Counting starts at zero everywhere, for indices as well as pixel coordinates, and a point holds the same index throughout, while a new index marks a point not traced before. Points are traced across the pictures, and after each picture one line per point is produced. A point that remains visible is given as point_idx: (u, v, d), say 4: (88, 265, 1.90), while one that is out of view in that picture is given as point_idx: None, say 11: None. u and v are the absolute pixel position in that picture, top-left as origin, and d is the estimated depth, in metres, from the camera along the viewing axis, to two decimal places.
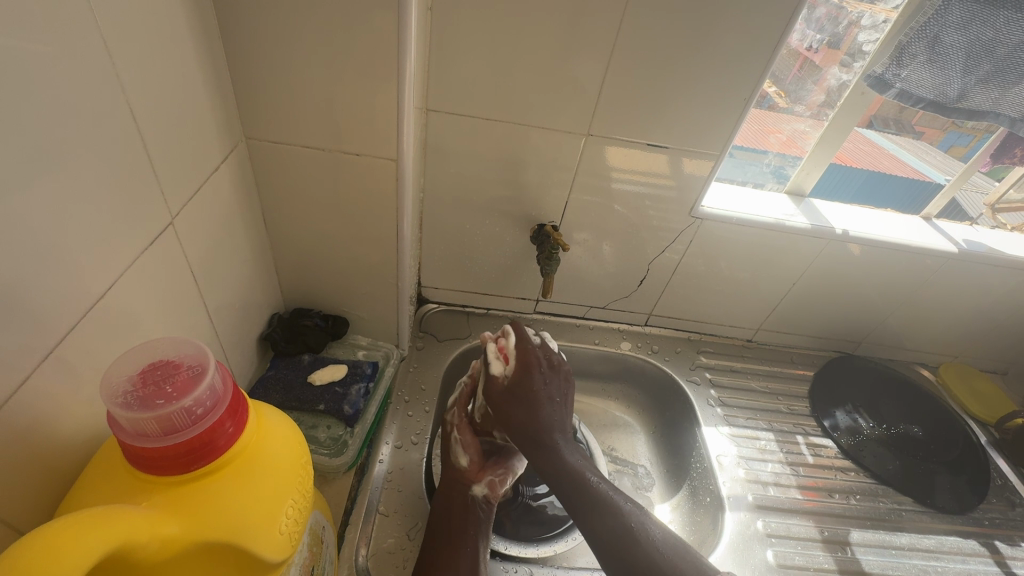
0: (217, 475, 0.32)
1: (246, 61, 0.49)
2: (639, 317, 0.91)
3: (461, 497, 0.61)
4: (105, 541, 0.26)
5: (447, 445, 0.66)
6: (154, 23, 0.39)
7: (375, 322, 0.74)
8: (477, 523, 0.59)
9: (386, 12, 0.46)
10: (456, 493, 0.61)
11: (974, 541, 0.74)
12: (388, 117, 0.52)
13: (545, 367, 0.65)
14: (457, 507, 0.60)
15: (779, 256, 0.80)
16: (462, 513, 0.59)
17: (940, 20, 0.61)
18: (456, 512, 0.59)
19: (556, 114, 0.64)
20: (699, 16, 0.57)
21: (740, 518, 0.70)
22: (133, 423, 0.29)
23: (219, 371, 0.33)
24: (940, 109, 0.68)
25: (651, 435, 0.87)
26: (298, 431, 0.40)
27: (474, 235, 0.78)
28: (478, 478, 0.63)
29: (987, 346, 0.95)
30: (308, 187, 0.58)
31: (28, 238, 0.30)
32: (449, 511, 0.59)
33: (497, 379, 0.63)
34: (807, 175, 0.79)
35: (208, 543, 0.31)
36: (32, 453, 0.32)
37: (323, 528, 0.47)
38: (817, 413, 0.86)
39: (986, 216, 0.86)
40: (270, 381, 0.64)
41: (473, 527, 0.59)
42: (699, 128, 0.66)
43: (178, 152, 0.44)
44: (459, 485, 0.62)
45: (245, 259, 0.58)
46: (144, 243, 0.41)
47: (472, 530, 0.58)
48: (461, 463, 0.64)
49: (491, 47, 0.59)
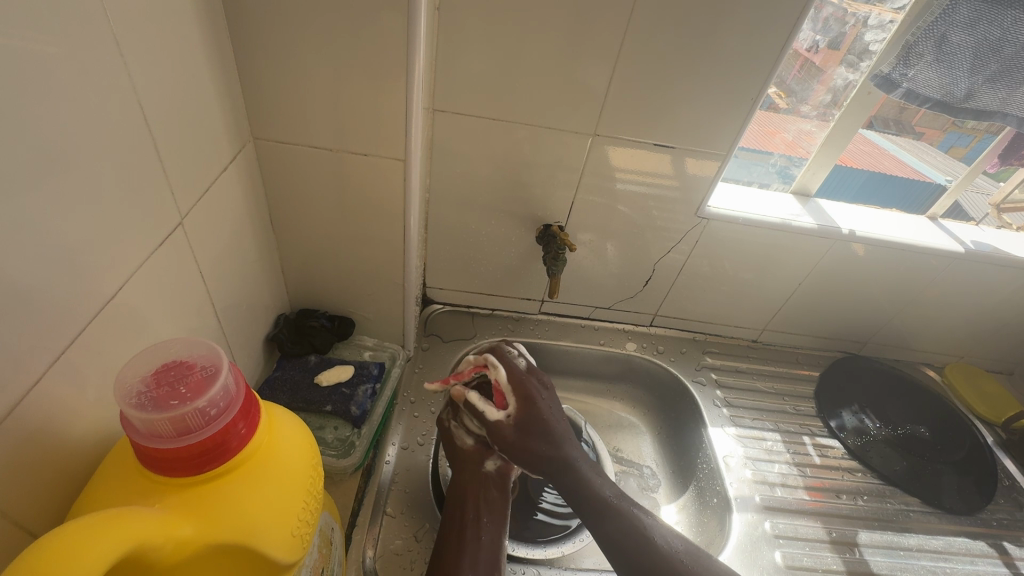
0: (229, 477, 0.32)
1: (254, 61, 0.49)
2: (644, 318, 0.90)
3: (475, 475, 0.61)
4: (121, 543, 0.26)
5: (449, 432, 0.65)
6: (163, 23, 0.38)
7: (381, 323, 0.74)
8: (493, 501, 0.59)
9: (394, 12, 0.46)
10: (471, 473, 0.61)
11: (982, 543, 0.74)
12: (396, 117, 0.52)
13: (538, 386, 0.64)
14: (471, 487, 0.60)
15: (786, 256, 0.80)
16: (476, 495, 0.59)
17: (947, 20, 0.61)
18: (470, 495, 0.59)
19: (563, 115, 0.64)
20: (706, 16, 0.57)
21: (748, 519, 0.70)
22: (147, 423, 0.29)
23: (232, 372, 0.32)
24: (947, 109, 0.67)
25: (656, 436, 0.86)
26: (308, 433, 0.39)
27: (480, 236, 0.77)
28: (488, 453, 0.62)
29: (992, 346, 0.95)
30: (315, 187, 0.58)
31: (39, 239, 0.30)
32: (463, 495, 0.59)
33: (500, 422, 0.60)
34: (813, 175, 0.79)
35: (219, 545, 0.31)
36: (45, 454, 0.32)
37: (332, 529, 0.47)
38: (824, 413, 0.86)
39: (991, 217, 0.86)
40: (276, 382, 0.64)
41: (489, 505, 0.59)
42: (706, 128, 0.66)
43: (187, 152, 0.43)
44: (470, 465, 0.62)
45: (252, 259, 0.58)
46: (153, 243, 0.40)
47: (487, 513, 0.58)
48: (466, 443, 0.64)
49: (497, 47, 0.59)
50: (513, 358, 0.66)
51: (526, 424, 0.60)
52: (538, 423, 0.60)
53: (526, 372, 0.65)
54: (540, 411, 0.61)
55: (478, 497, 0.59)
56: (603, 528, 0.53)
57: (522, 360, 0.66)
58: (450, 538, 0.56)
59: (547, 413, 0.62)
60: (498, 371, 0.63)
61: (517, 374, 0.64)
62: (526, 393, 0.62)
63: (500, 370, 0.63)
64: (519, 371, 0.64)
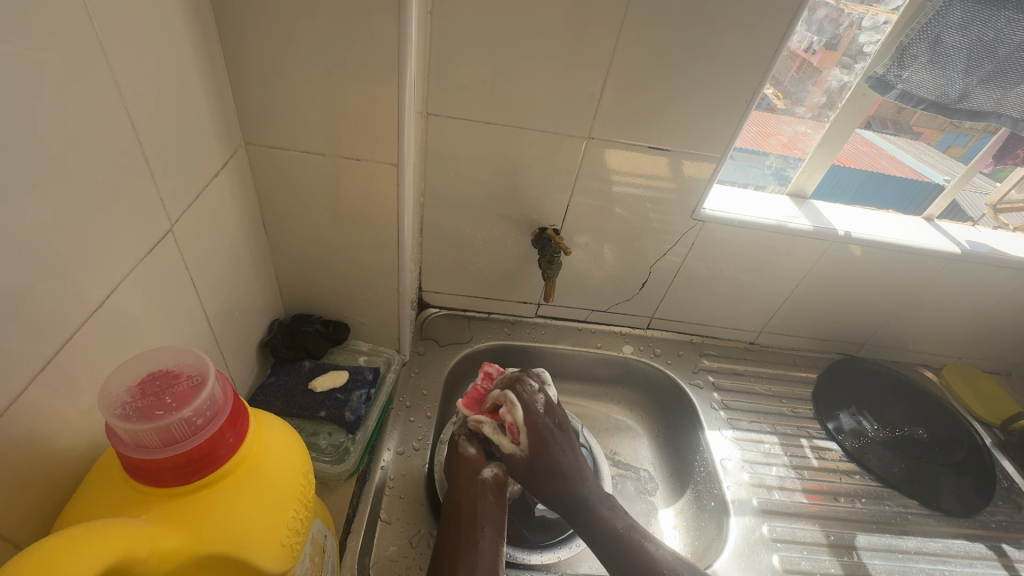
0: (217, 488, 0.31)
1: (245, 66, 0.49)
2: (641, 321, 0.90)
3: (473, 482, 0.61)
4: (105, 555, 0.26)
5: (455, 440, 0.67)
6: (152, 28, 0.38)
7: (376, 328, 0.74)
8: (489, 505, 0.60)
9: (386, 16, 0.45)
10: (468, 478, 0.62)
11: (981, 544, 0.73)
12: (388, 121, 0.52)
13: (552, 429, 0.64)
14: (467, 490, 0.60)
15: (782, 257, 0.79)
16: (472, 499, 0.59)
17: (942, 21, 0.61)
18: (467, 500, 0.59)
19: (558, 117, 0.64)
20: (699, 19, 0.57)
21: (746, 523, 0.69)
22: (132, 434, 0.29)
23: (219, 381, 0.32)
24: (942, 110, 0.67)
25: (654, 439, 0.86)
26: (299, 440, 0.39)
27: (475, 239, 0.77)
28: (487, 463, 0.64)
29: (990, 347, 0.95)
30: (308, 193, 0.58)
31: (25, 246, 0.30)
32: (459, 499, 0.60)
33: (514, 457, 0.61)
34: (809, 176, 0.79)
35: (207, 557, 0.30)
36: (31, 464, 0.32)
37: (325, 537, 0.46)
38: (821, 416, 0.85)
39: (988, 217, 0.86)
40: (270, 388, 0.64)
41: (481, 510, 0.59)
42: (701, 130, 0.66)
43: (176, 157, 0.43)
44: (468, 472, 0.62)
45: (245, 265, 0.58)
46: (142, 249, 0.40)
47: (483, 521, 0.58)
48: (469, 453, 0.65)
49: (491, 49, 0.59)
50: (534, 394, 0.66)
51: (538, 467, 0.61)
52: (549, 467, 0.61)
53: (544, 412, 0.66)
54: (554, 454, 0.62)
55: (475, 503, 0.59)
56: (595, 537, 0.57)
57: (541, 395, 0.67)
58: (446, 539, 0.56)
59: (562, 457, 0.62)
60: (516, 411, 0.63)
61: (536, 415, 0.64)
62: (540, 435, 0.63)
63: (516, 408, 0.62)
64: (535, 409, 0.64)
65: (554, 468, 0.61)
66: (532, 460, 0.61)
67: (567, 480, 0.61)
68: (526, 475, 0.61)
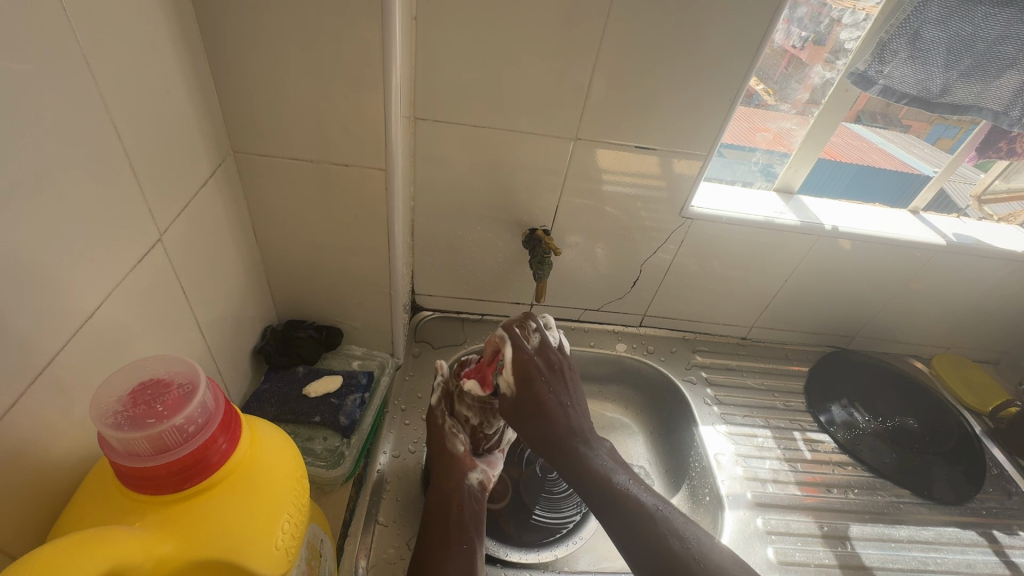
0: (210, 494, 0.32)
1: (229, 74, 0.49)
2: (634, 318, 0.91)
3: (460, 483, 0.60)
4: (103, 560, 0.26)
5: (441, 434, 0.64)
6: (139, 40, 0.39)
7: (370, 333, 0.74)
8: (476, 511, 0.59)
9: (369, 22, 0.46)
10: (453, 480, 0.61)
11: (972, 531, 0.74)
12: (375, 125, 0.52)
13: (546, 370, 0.60)
14: (455, 492, 0.59)
15: (771, 253, 0.80)
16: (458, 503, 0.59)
17: (919, 17, 0.61)
18: (455, 499, 0.59)
19: (544, 119, 0.65)
20: (683, 17, 0.57)
21: (741, 516, 0.70)
22: (124, 443, 0.29)
23: (210, 388, 0.33)
24: (924, 104, 0.68)
25: (648, 435, 0.87)
26: (292, 445, 0.40)
27: (466, 242, 0.78)
28: (473, 467, 0.63)
29: (979, 337, 0.96)
30: (297, 199, 0.58)
31: (15, 258, 0.30)
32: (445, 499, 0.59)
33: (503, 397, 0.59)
34: (795, 172, 0.80)
35: (201, 562, 0.31)
36: (26, 475, 0.32)
37: (321, 541, 0.46)
38: (814, 408, 0.86)
39: (973, 208, 0.88)
40: (264, 395, 0.64)
41: (477, 515, 0.59)
42: (687, 129, 0.66)
43: (164, 166, 0.44)
44: (456, 473, 0.61)
45: (236, 272, 0.58)
46: (133, 258, 0.40)
47: (470, 521, 0.58)
48: (458, 450, 0.63)
49: (477, 51, 0.59)
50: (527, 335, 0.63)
51: (522, 406, 0.58)
52: (535, 407, 0.57)
53: (537, 351, 0.61)
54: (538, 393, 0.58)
55: (463, 507, 0.58)
56: (615, 522, 0.51)
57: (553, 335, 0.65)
58: (435, 540, 0.55)
59: (546, 402, 0.58)
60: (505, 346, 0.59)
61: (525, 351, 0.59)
62: (526, 371, 0.58)
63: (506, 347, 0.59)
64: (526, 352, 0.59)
65: (547, 430, 0.57)
66: (518, 400, 0.58)
67: (559, 431, 0.57)
68: (514, 415, 0.58)
